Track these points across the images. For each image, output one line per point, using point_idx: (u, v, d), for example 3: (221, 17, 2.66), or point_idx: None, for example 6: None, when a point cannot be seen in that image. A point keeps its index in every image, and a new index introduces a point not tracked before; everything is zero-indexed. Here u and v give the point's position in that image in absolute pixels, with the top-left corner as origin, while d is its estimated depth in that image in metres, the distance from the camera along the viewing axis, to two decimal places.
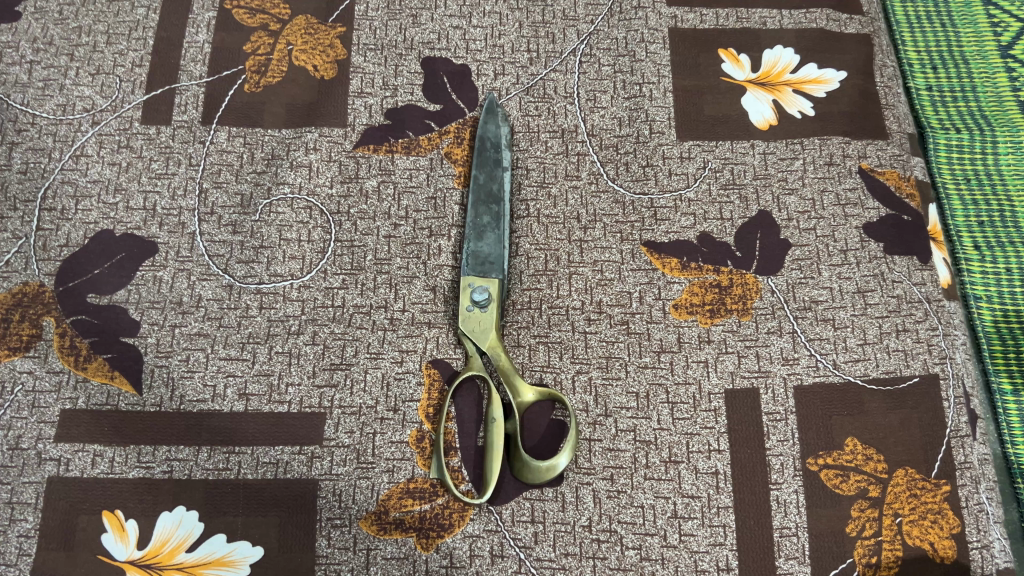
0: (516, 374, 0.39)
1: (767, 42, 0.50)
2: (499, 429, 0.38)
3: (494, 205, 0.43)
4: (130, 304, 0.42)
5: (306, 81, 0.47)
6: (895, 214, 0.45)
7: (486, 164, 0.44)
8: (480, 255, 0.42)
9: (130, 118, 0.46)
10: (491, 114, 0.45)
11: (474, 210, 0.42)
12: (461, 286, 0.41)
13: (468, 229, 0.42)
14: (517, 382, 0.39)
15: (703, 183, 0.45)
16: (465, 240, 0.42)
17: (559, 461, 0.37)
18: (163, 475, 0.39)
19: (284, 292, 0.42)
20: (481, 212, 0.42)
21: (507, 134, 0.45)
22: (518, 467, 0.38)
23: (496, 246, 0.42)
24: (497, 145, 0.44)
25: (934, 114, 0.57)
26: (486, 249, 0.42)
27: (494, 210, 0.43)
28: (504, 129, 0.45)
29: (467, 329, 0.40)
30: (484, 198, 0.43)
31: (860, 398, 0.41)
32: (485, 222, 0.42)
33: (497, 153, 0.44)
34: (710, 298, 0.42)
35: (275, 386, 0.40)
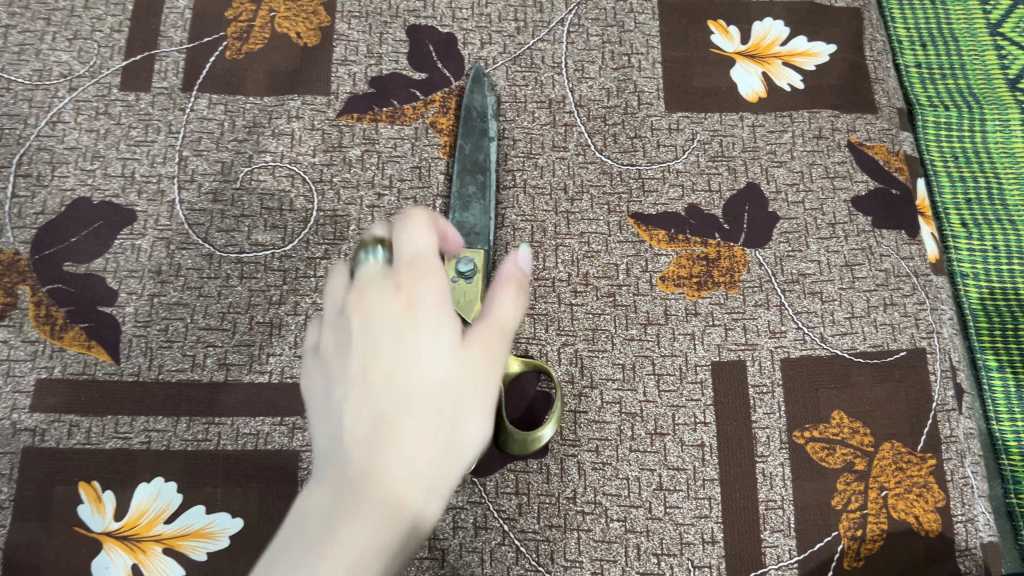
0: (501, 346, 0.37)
1: (757, 14, 0.49)
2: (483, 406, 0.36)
3: (479, 176, 0.42)
4: (108, 272, 0.41)
5: (289, 49, 0.46)
6: (884, 188, 0.45)
7: (472, 134, 0.43)
8: (465, 226, 0.40)
9: (108, 85, 0.45)
10: (477, 83, 0.44)
11: (460, 180, 0.41)
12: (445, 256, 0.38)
13: (454, 198, 0.41)
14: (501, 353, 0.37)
15: (691, 154, 0.44)
16: (450, 210, 0.40)
17: (543, 433, 0.36)
18: (141, 446, 0.38)
19: (265, 262, 0.41)
20: (467, 182, 0.41)
21: (494, 104, 0.44)
22: (500, 439, 0.36)
23: (482, 216, 0.40)
24: (483, 115, 0.43)
25: (923, 91, 0.56)
26: (471, 219, 0.40)
27: (479, 180, 0.41)
28: (491, 99, 0.44)
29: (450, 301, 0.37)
30: (469, 168, 0.42)
31: (846, 371, 0.41)
32: (471, 191, 0.41)
33: (484, 123, 0.43)
34: (697, 270, 0.42)
35: (256, 356, 0.40)
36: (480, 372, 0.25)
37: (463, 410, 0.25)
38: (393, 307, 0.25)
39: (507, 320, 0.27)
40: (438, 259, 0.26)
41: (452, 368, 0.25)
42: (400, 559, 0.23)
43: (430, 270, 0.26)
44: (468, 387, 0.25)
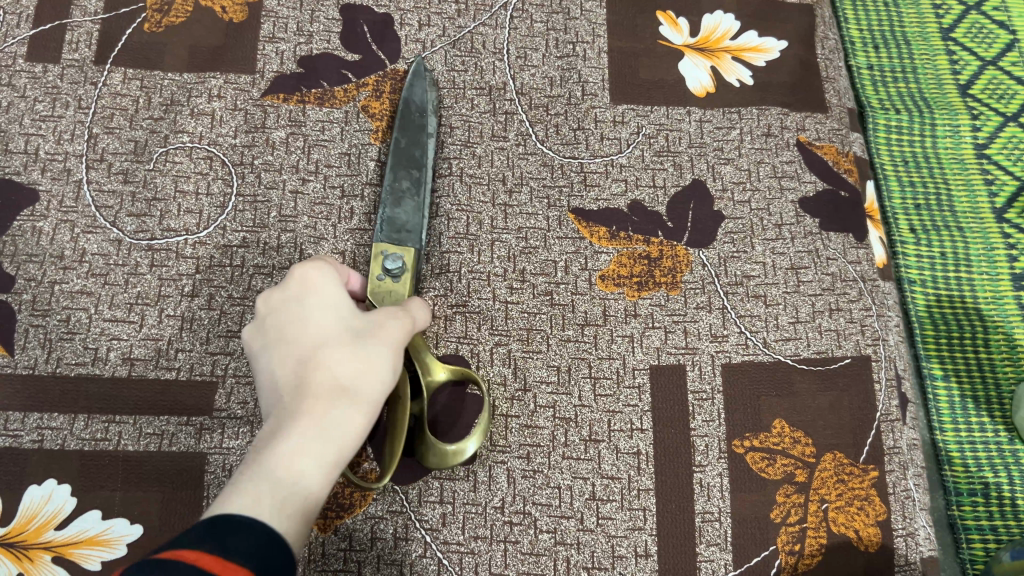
0: (427, 352, 0.35)
1: (707, 7, 0.47)
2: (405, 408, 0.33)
3: (415, 172, 0.39)
4: (5, 257, 0.38)
5: (213, 24, 0.43)
6: (833, 190, 0.43)
7: (409, 128, 0.40)
8: (397, 223, 0.37)
9: (13, 55, 0.41)
10: (418, 73, 0.42)
11: (394, 174, 0.39)
12: (373, 251, 0.36)
13: (387, 192, 0.38)
14: (426, 358, 0.34)
15: (636, 148, 0.42)
16: (381, 205, 0.38)
17: (466, 447, 0.34)
18: (31, 445, 0.35)
19: (178, 250, 0.38)
20: (400, 177, 0.38)
21: (436, 100, 0.41)
22: (421, 450, 0.34)
23: (415, 214, 0.38)
24: (422, 109, 0.41)
25: (875, 94, 0.55)
26: (403, 216, 0.37)
27: (414, 176, 0.39)
28: (432, 95, 0.41)
29: (379, 300, 0.35)
30: (404, 164, 0.39)
31: (789, 379, 0.39)
32: (405, 187, 0.38)
33: (423, 119, 0.40)
34: (639, 270, 0.40)
35: (164, 351, 0.37)
36: (380, 325, 0.31)
37: (369, 346, 0.30)
38: (293, 297, 0.31)
39: (414, 310, 0.33)
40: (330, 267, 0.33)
41: (352, 324, 0.31)
42: (340, 462, 0.28)
43: (320, 267, 0.32)
44: (369, 334, 0.30)
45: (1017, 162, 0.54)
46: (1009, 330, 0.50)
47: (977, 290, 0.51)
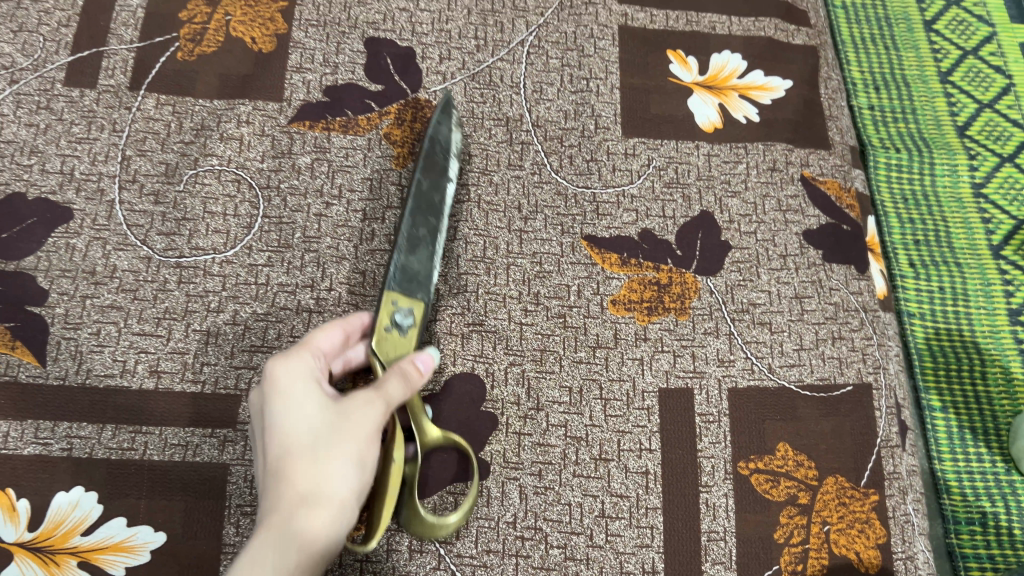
0: (424, 412, 0.35)
1: (715, 46, 0.49)
2: (393, 472, 0.33)
3: (432, 220, 0.39)
4: (39, 271, 0.39)
5: (243, 53, 0.45)
6: (835, 223, 0.45)
7: (432, 169, 0.40)
8: (410, 272, 0.38)
9: (51, 79, 0.43)
10: (444, 113, 0.42)
11: (411, 219, 0.39)
12: (382, 301, 0.36)
13: (403, 238, 0.38)
14: (421, 417, 0.35)
15: (646, 180, 0.44)
16: (397, 251, 0.38)
17: (449, 522, 0.34)
18: (61, 453, 0.36)
19: (205, 267, 0.40)
20: (418, 222, 0.39)
21: (458, 141, 0.42)
22: (406, 518, 0.34)
23: (427, 263, 0.38)
24: (445, 150, 0.41)
25: (876, 133, 0.57)
26: (416, 265, 0.38)
27: (431, 224, 0.39)
28: (455, 135, 0.42)
29: (384, 352, 0.36)
30: (422, 208, 0.39)
31: (793, 404, 0.40)
32: (421, 235, 0.38)
33: (446, 160, 0.41)
34: (649, 295, 0.41)
35: (189, 364, 0.38)
36: (345, 419, 0.32)
37: (329, 448, 0.31)
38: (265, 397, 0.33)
39: (391, 385, 0.33)
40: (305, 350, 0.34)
41: (318, 420, 0.32)
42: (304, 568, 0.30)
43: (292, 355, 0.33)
44: (332, 432, 0.32)
45: (1013, 202, 0.56)
46: (1006, 365, 0.52)
47: (974, 324, 0.53)
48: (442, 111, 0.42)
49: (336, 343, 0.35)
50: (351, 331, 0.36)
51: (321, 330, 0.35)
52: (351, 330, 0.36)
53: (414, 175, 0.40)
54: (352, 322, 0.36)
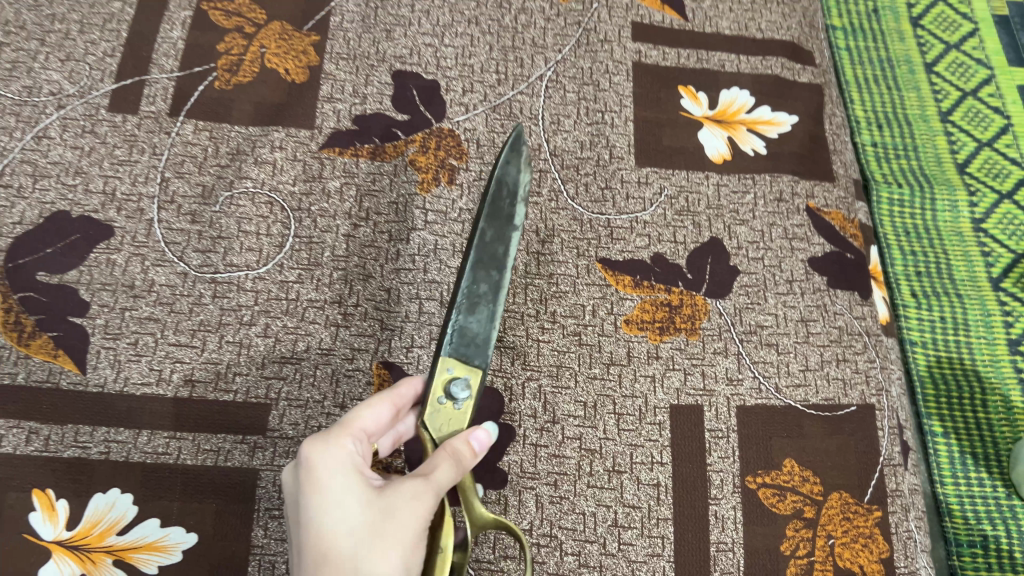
0: (473, 492, 0.33)
1: (725, 83, 0.51)
2: (441, 564, 0.31)
3: (495, 274, 0.36)
4: (81, 284, 0.41)
5: (277, 84, 0.47)
6: (839, 252, 0.47)
7: (497, 217, 0.37)
8: (467, 333, 0.35)
9: (96, 106, 0.46)
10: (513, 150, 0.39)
11: (471, 274, 0.35)
12: (437, 367, 0.34)
13: (462, 298, 0.35)
14: (470, 497, 0.33)
15: (658, 207, 0.46)
16: (454, 311, 0.35)
17: None
18: (99, 456, 0.38)
19: (239, 283, 0.42)
20: (479, 279, 0.35)
21: (527, 182, 0.38)
22: None
23: (487, 325, 0.35)
24: (514, 194, 0.38)
25: (878, 169, 0.59)
26: (474, 328, 0.35)
27: (493, 278, 0.36)
28: (526, 175, 0.38)
29: (436, 425, 0.33)
30: (485, 261, 0.36)
31: (799, 422, 0.42)
32: (482, 292, 0.35)
33: (513, 206, 0.37)
34: (660, 316, 0.43)
35: (222, 374, 0.40)
36: (393, 514, 0.30)
37: (374, 548, 0.29)
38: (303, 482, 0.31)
39: (440, 474, 0.31)
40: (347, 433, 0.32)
41: (363, 515, 0.30)
42: None
43: (332, 439, 0.31)
44: (378, 530, 0.29)
45: (1011, 237, 0.58)
46: (1005, 393, 0.53)
47: (975, 353, 0.55)
48: (513, 150, 0.39)
49: (384, 418, 0.34)
50: (401, 404, 0.34)
51: (367, 407, 0.33)
52: (401, 405, 0.34)
53: (477, 224, 0.36)
54: (402, 395, 0.34)
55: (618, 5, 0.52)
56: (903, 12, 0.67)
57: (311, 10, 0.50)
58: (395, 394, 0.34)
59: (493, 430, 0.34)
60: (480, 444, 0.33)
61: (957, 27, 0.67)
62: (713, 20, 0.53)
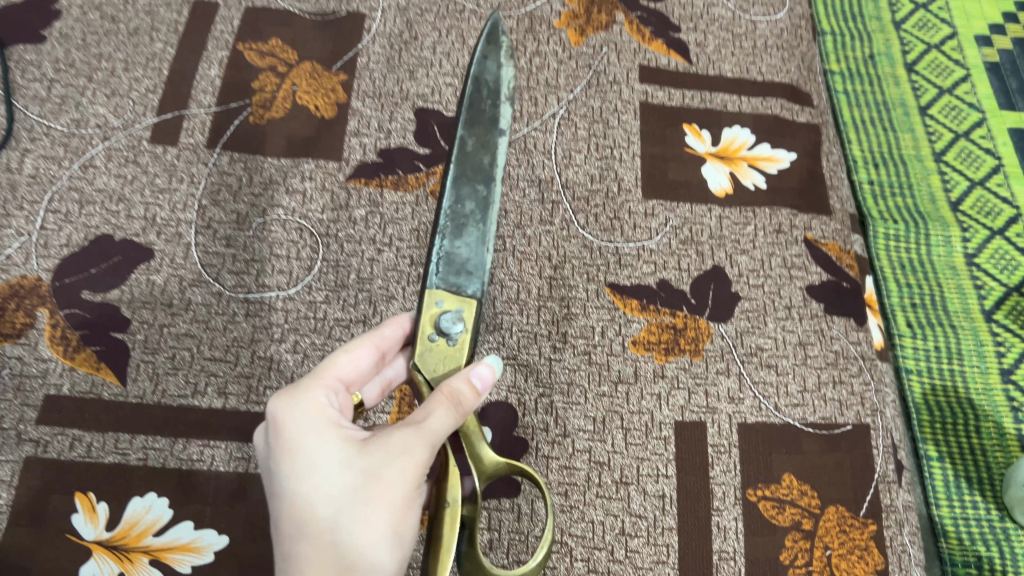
0: (480, 441, 0.34)
1: (727, 121, 0.54)
2: (450, 514, 0.31)
3: (480, 188, 0.37)
4: (122, 302, 0.44)
5: (307, 119, 0.51)
6: (835, 280, 0.50)
7: (478, 123, 0.38)
8: (455, 259, 0.36)
9: (139, 138, 0.49)
10: (491, 45, 0.40)
11: (455, 194, 0.36)
12: (426, 302, 0.35)
13: (448, 221, 0.36)
14: (477, 447, 0.33)
15: (664, 237, 0.49)
16: (440, 235, 0.36)
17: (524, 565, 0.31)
18: (137, 462, 0.41)
19: (270, 303, 0.45)
20: (464, 196, 0.36)
21: (510, 76, 0.40)
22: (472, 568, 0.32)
23: (476, 248, 0.36)
24: (495, 93, 0.39)
25: (875, 206, 0.62)
26: (462, 253, 0.36)
27: (480, 192, 0.37)
28: (507, 70, 0.40)
29: (431, 365, 0.35)
30: (470, 176, 0.37)
31: (797, 439, 0.44)
32: (468, 211, 0.36)
33: (495, 108, 0.38)
34: (666, 337, 0.46)
35: (254, 387, 0.43)
36: (375, 478, 0.30)
37: (359, 514, 0.30)
38: (291, 442, 0.32)
39: (433, 422, 0.31)
40: (321, 392, 0.33)
41: (343, 480, 0.31)
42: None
43: (311, 399, 0.33)
44: (362, 493, 0.30)
45: (1003, 271, 0.61)
46: (998, 420, 0.55)
47: (969, 381, 0.57)
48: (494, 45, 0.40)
49: (365, 365, 0.36)
50: (385, 347, 0.37)
51: (344, 354, 0.35)
52: (385, 346, 0.37)
53: (458, 133, 0.37)
54: (387, 336, 0.37)
55: (627, 49, 0.56)
56: (898, 57, 0.70)
57: (339, 52, 0.54)
58: (379, 336, 0.37)
59: (495, 366, 0.35)
60: (481, 383, 0.33)
61: (950, 72, 0.70)
62: (716, 63, 0.57)
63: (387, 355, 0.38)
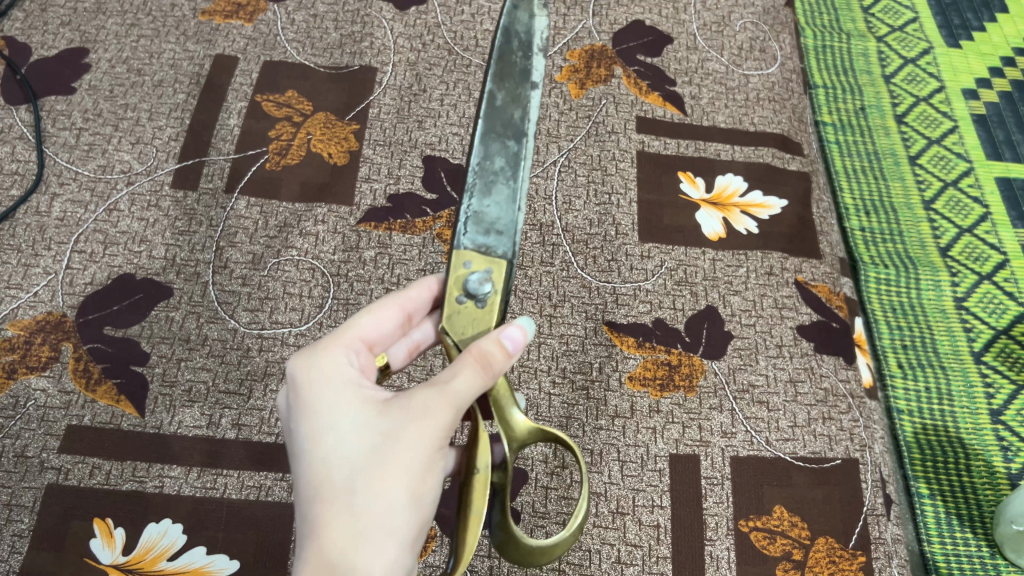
0: (511, 407, 0.34)
1: (720, 169, 0.57)
2: (477, 484, 0.32)
3: (510, 143, 0.37)
4: (142, 337, 0.47)
5: (321, 165, 0.53)
6: (825, 321, 0.52)
7: (510, 75, 0.39)
8: (485, 217, 0.37)
9: (161, 183, 0.52)
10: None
11: (486, 150, 0.37)
12: (454, 263, 0.37)
13: (477, 178, 0.37)
14: (508, 414, 0.34)
15: (660, 278, 0.51)
16: (469, 194, 0.37)
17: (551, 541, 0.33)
18: (154, 489, 0.43)
19: (283, 338, 0.47)
20: (494, 151, 0.37)
21: (543, 26, 0.40)
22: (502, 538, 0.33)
23: (506, 206, 0.37)
24: (526, 46, 0.39)
25: (866, 252, 0.65)
26: (491, 211, 0.37)
27: (510, 147, 0.37)
28: (539, 21, 0.40)
29: (459, 328, 0.36)
30: (500, 132, 0.38)
31: (788, 472, 0.46)
32: (498, 167, 0.37)
33: (526, 60, 0.39)
34: (661, 373, 0.48)
35: (266, 419, 0.45)
36: (390, 439, 0.32)
37: (373, 473, 0.32)
38: (315, 401, 0.34)
39: (456, 385, 0.32)
40: (344, 355, 0.35)
41: (361, 440, 0.32)
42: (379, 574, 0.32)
43: (332, 361, 0.35)
44: (377, 453, 0.32)
45: (992, 314, 0.62)
46: (988, 458, 0.57)
47: (959, 421, 0.58)
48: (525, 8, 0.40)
49: (388, 326, 0.38)
50: (410, 309, 0.39)
51: (368, 315, 0.38)
52: (411, 308, 0.39)
53: (486, 86, 0.38)
54: (413, 298, 0.39)
55: (624, 101, 0.58)
56: (888, 109, 0.73)
57: (352, 103, 0.57)
58: (405, 298, 0.39)
59: (528, 327, 0.35)
60: (513, 344, 0.34)
61: (938, 124, 0.72)
62: (710, 115, 0.59)
63: (413, 318, 0.40)
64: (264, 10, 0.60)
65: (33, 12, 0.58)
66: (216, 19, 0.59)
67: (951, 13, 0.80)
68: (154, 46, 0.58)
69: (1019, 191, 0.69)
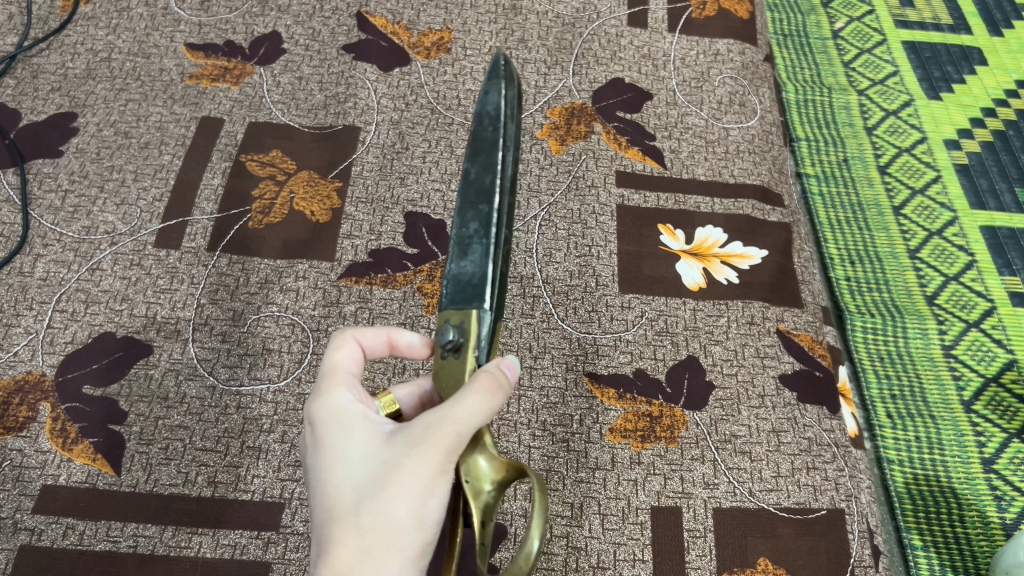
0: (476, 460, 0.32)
1: (700, 221, 0.57)
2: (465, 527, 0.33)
3: (483, 206, 0.36)
4: (121, 396, 0.46)
5: (303, 223, 0.54)
6: (808, 369, 0.51)
7: (481, 151, 0.38)
8: (463, 278, 0.36)
9: (144, 242, 0.52)
10: (494, 79, 0.40)
11: (461, 217, 0.37)
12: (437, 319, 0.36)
13: (454, 245, 0.36)
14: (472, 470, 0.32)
15: (640, 328, 0.51)
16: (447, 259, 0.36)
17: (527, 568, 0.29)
18: (127, 549, 0.42)
19: (261, 395, 0.47)
20: (468, 218, 0.36)
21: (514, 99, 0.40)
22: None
23: (479, 263, 0.36)
24: (496, 120, 0.39)
25: (853, 300, 0.64)
26: (467, 271, 0.36)
27: (483, 211, 0.36)
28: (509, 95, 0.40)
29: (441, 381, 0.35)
30: (473, 199, 0.37)
31: (772, 523, 0.45)
32: (471, 232, 0.36)
33: (496, 130, 0.38)
34: (642, 425, 0.47)
35: (242, 476, 0.44)
36: (392, 463, 0.32)
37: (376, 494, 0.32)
38: (328, 428, 0.34)
39: (456, 412, 0.31)
40: (348, 390, 0.35)
41: (369, 464, 0.33)
42: None
43: (339, 393, 0.35)
44: (381, 475, 0.32)
45: (981, 361, 0.61)
46: (982, 508, 0.55)
47: (950, 471, 0.57)
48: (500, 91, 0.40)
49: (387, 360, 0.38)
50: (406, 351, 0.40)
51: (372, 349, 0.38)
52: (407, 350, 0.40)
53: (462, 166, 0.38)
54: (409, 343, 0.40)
55: (604, 156, 0.59)
56: (871, 160, 0.73)
57: (335, 162, 0.57)
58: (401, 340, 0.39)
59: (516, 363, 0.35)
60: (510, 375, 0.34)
61: (921, 174, 0.72)
62: (690, 167, 0.60)
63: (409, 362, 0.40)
64: (250, 73, 0.61)
65: (24, 78, 0.60)
66: (203, 83, 0.61)
67: (931, 65, 0.80)
68: (141, 110, 0.59)
69: (1003, 239, 0.69)
